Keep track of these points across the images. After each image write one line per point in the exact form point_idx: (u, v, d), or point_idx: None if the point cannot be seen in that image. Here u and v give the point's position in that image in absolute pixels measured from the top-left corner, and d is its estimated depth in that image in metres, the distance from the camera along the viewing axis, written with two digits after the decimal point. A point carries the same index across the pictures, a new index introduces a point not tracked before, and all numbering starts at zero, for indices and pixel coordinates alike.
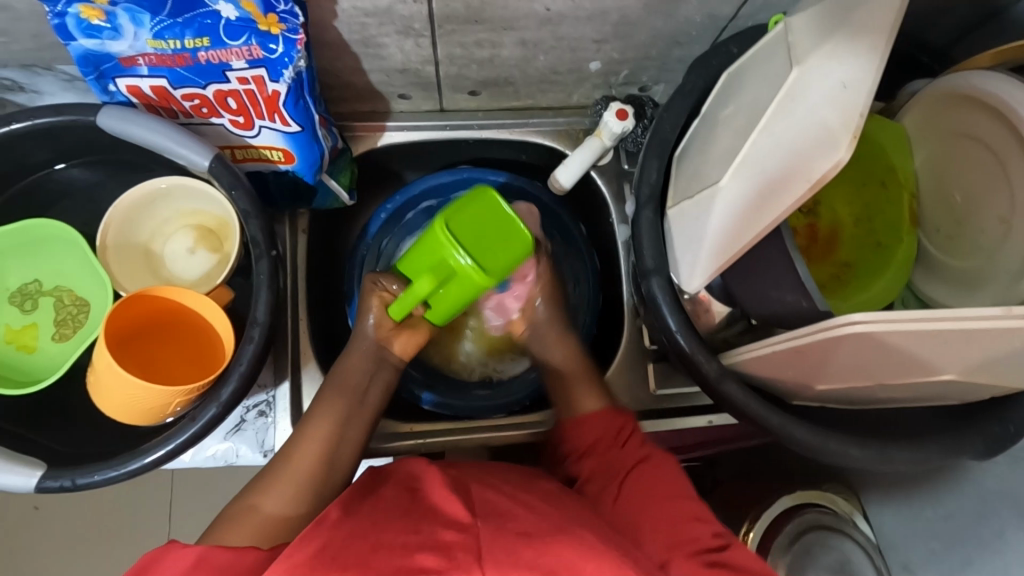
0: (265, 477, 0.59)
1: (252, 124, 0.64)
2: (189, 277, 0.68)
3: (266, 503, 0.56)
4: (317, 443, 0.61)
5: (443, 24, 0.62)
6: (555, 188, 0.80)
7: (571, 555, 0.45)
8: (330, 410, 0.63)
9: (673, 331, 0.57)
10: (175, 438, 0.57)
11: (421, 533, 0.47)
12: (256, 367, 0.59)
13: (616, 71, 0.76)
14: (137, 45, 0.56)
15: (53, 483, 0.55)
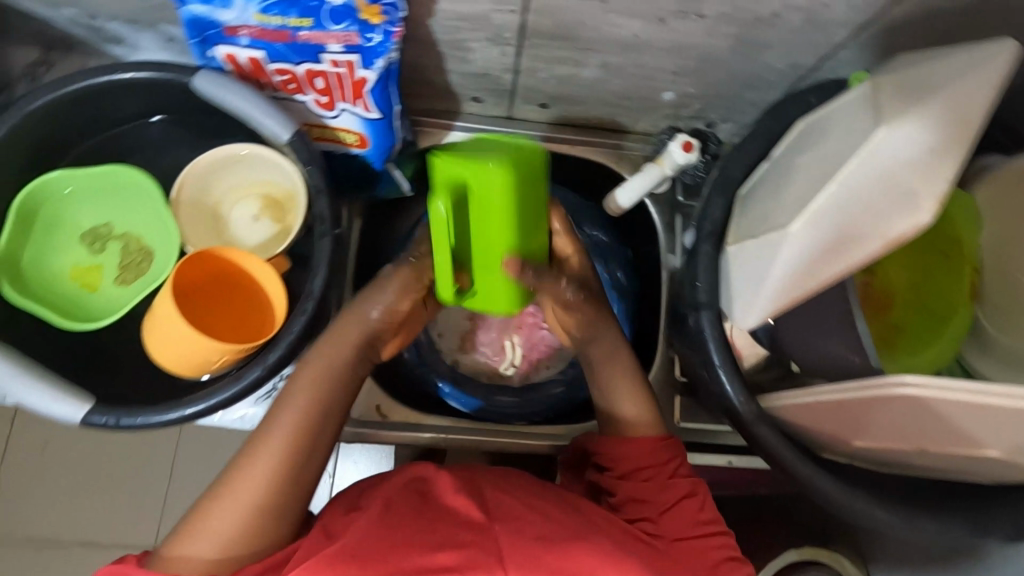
0: (220, 488, 0.50)
1: (334, 106, 0.67)
2: (250, 242, 0.70)
3: (228, 518, 0.48)
4: (289, 440, 0.52)
5: (532, 37, 0.64)
6: (610, 209, 0.82)
7: (588, 561, 0.48)
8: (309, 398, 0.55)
9: (716, 366, 0.57)
10: (217, 395, 0.58)
11: (440, 532, 0.49)
12: (302, 340, 0.61)
13: (687, 105, 0.77)
14: (243, 17, 0.59)
15: (98, 420, 0.57)
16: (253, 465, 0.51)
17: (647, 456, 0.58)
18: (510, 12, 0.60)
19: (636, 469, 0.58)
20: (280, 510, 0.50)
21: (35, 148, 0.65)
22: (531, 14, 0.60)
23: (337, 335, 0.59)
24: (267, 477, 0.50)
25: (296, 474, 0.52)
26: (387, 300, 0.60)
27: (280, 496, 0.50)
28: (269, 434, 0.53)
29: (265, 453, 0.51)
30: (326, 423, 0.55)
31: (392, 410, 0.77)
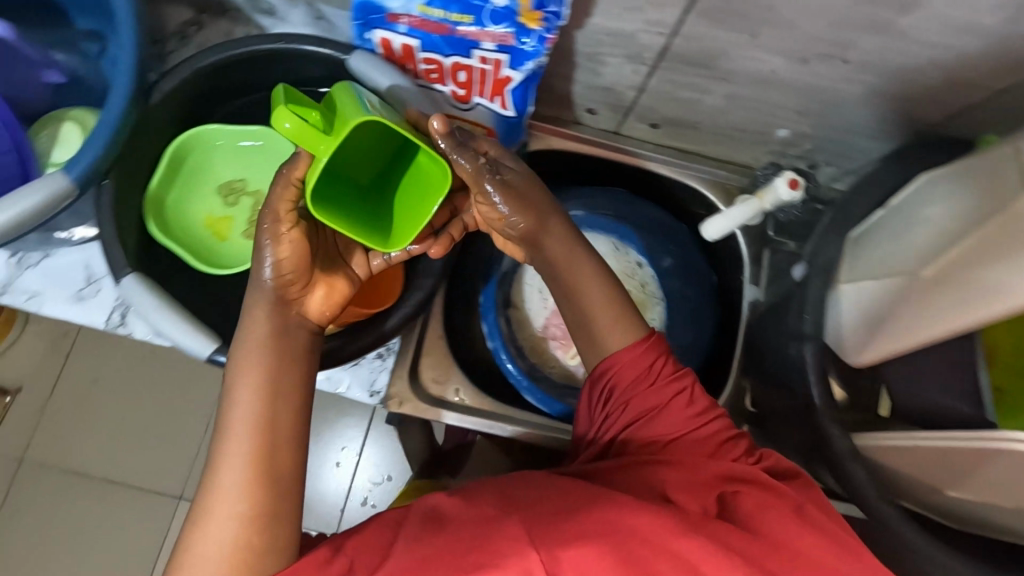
0: (199, 509, 0.52)
1: (469, 99, 0.71)
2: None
3: (228, 526, 0.51)
4: (254, 437, 0.54)
5: (671, 60, 0.67)
6: (706, 232, 0.82)
7: (613, 514, 0.50)
8: (250, 380, 0.56)
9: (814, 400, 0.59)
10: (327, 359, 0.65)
11: (467, 539, 0.50)
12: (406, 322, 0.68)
13: (797, 143, 0.79)
14: (408, 6, 0.63)
15: (224, 359, 0.61)
16: (233, 470, 0.53)
17: (638, 368, 0.61)
18: (659, 35, 0.63)
19: (629, 385, 0.61)
20: (279, 495, 0.54)
21: (192, 103, 0.70)
22: (678, 38, 0.62)
23: (254, 322, 0.58)
24: (243, 485, 0.52)
25: (268, 470, 0.54)
26: (281, 257, 0.57)
27: (266, 501, 0.53)
28: (232, 437, 0.54)
29: (233, 465, 0.53)
30: (280, 405, 0.56)
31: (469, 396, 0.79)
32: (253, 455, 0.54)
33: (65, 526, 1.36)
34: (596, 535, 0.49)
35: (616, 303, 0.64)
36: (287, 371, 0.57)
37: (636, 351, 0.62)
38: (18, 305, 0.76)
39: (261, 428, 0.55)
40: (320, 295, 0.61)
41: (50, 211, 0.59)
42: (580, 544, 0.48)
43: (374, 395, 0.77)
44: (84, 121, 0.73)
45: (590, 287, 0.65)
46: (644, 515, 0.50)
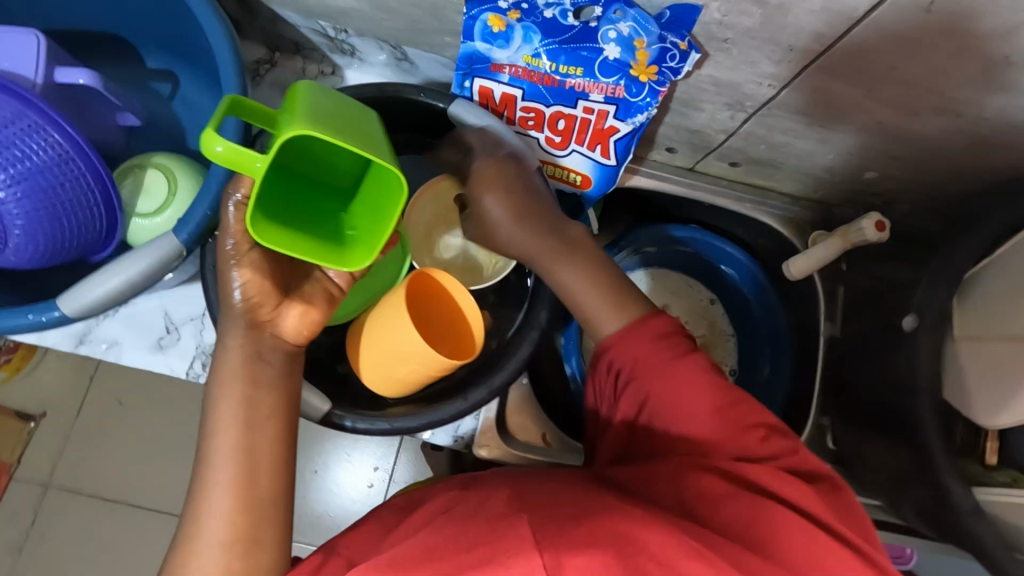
0: (187, 537, 0.50)
1: (566, 146, 0.69)
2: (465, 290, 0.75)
3: (208, 552, 0.50)
4: (237, 453, 0.52)
5: (772, 108, 0.67)
6: (791, 273, 0.84)
7: (621, 524, 0.46)
8: (230, 405, 0.53)
9: (933, 452, 0.61)
10: (425, 417, 0.62)
11: (470, 531, 0.46)
12: (507, 383, 0.64)
13: (881, 185, 0.79)
14: (514, 57, 0.62)
15: (341, 420, 0.62)
16: (217, 488, 0.51)
17: (635, 355, 0.60)
18: (767, 86, 0.62)
19: (629, 373, 0.60)
20: (259, 527, 0.51)
21: None
22: (789, 90, 0.62)
23: (228, 349, 0.55)
24: (225, 509, 0.51)
25: (248, 493, 0.52)
26: (250, 290, 0.55)
27: (251, 531, 0.51)
28: (215, 455, 0.52)
29: (218, 487, 0.51)
30: (263, 420, 0.54)
31: (554, 440, 0.82)
32: (233, 474, 0.51)
33: (101, 557, 1.34)
34: (605, 541, 0.45)
35: (610, 290, 0.63)
36: (264, 394, 0.55)
37: (630, 335, 0.61)
38: (98, 354, 0.75)
39: (242, 448, 0.52)
40: (296, 317, 0.57)
41: (159, 273, 0.57)
42: (584, 550, 0.43)
43: (458, 439, 0.76)
44: (168, 168, 0.71)
45: (569, 273, 0.64)
46: (657, 532, 0.46)
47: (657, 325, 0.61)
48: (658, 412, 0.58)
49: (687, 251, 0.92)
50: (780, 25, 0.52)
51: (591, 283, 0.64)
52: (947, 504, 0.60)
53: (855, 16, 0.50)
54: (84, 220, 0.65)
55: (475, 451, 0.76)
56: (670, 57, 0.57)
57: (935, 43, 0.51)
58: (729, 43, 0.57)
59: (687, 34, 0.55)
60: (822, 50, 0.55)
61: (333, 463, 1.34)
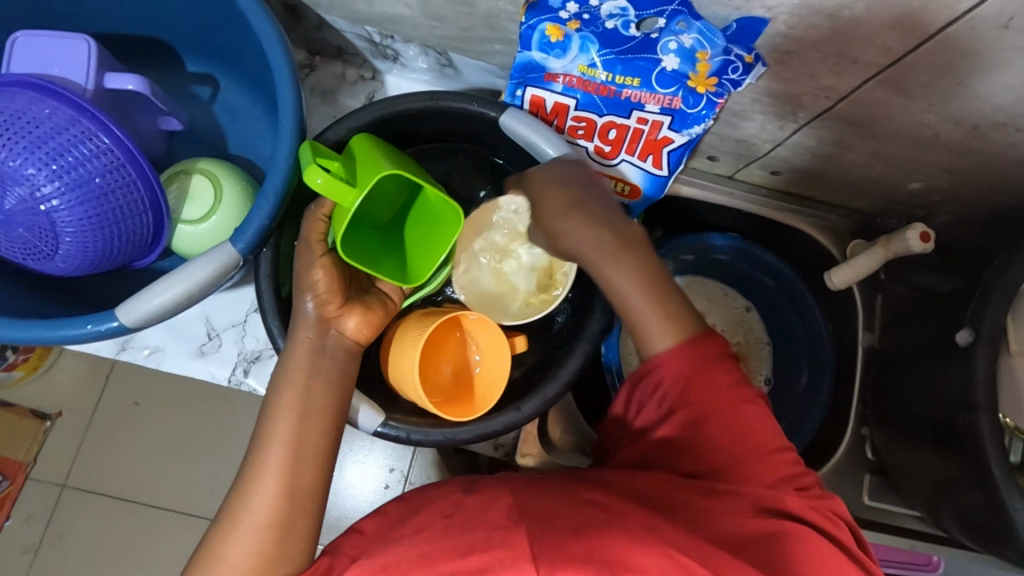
0: (226, 519, 0.49)
1: (615, 156, 0.69)
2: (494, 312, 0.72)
3: (243, 542, 0.48)
4: (287, 446, 0.51)
5: (825, 120, 0.66)
6: (834, 283, 0.84)
7: (615, 543, 0.47)
8: (294, 397, 0.53)
9: (991, 468, 0.61)
10: (478, 428, 0.62)
11: (471, 536, 0.47)
12: (561, 392, 0.64)
13: (925, 196, 0.79)
14: (569, 66, 0.62)
15: (394, 429, 0.62)
16: (262, 480, 0.50)
17: (687, 376, 0.57)
18: (825, 98, 0.62)
19: (674, 393, 0.58)
20: (293, 526, 0.49)
21: None
22: (846, 102, 0.62)
23: (296, 345, 0.56)
24: (266, 500, 0.49)
25: (291, 486, 0.50)
26: (327, 289, 0.57)
27: (289, 526, 0.49)
28: (270, 438, 0.52)
29: (268, 470, 0.50)
30: (315, 415, 0.53)
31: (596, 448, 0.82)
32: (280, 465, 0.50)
33: (123, 559, 1.33)
34: (605, 562, 0.45)
35: (662, 298, 0.59)
36: (320, 386, 0.54)
37: (686, 350, 0.57)
38: (139, 360, 0.75)
39: (292, 440, 0.52)
40: (355, 321, 0.58)
41: (216, 283, 0.57)
42: (579, 567, 0.44)
43: (500, 447, 0.79)
44: (214, 174, 0.71)
45: (632, 282, 0.59)
46: (653, 552, 0.47)
47: (713, 341, 0.58)
48: (699, 432, 0.56)
49: (724, 259, 0.92)
50: (850, 38, 0.52)
51: (659, 296, 0.59)
52: (1003, 521, 0.60)
53: (928, 32, 0.50)
54: (132, 227, 0.64)
55: (518, 459, 0.77)
56: (732, 69, 0.56)
57: (1009, 59, 0.50)
58: (792, 54, 0.56)
59: (753, 47, 0.54)
60: (888, 64, 0.55)
61: (352, 464, 1.34)
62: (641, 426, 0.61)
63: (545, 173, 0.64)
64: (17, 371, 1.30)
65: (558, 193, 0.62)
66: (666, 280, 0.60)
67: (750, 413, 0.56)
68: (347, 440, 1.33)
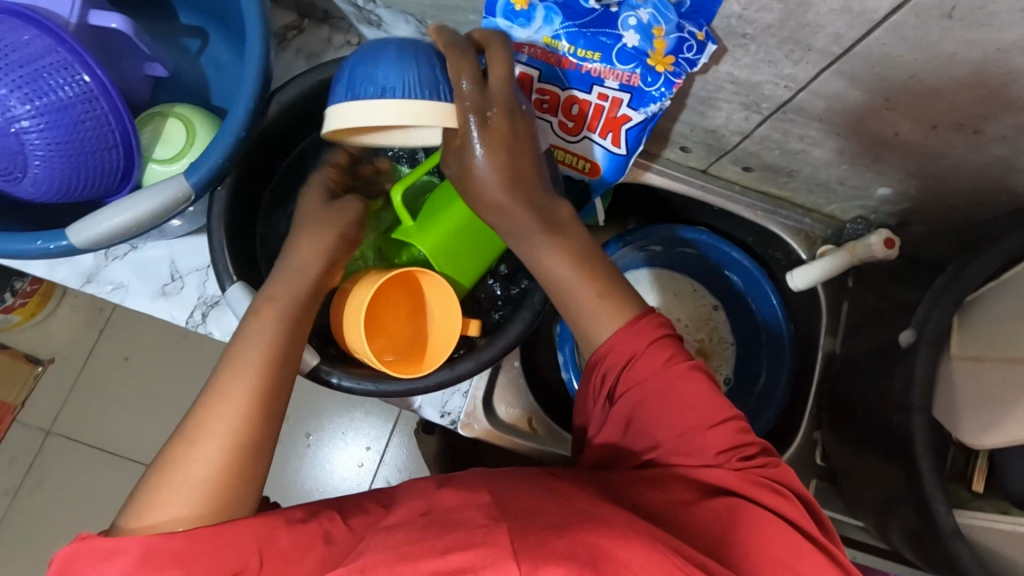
0: (186, 439, 0.49)
1: (578, 131, 0.70)
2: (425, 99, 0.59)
3: (203, 466, 0.48)
4: (257, 378, 0.52)
5: (788, 112, 0.66)
6: (794, 282, 0.83)
7: (597, 538, 0.45)
8: (265, 331, 0.55)
9: (921, 471, 0.60)
10: (428, 379, 0.63)
11: (443, 541, 0.45)
12: (500, 356, 0.64)
13: (895, 202, 0.78)
14: (533, 37, 0.63)
15: (335, 378, 0.63)
16: (223, 407, 0.50)
17: (633, 355, 0.56)
18: (785, 87, 0.62)
19: (628, 373, 0.56)
20: (254, 454, 0.50)
21: (307, 110, 0.70)
22: (806, 93, 0.62)
23: (278, 286, 0.59)
24: (230, 425, 0.50)
25: (255, 415, 0.51)
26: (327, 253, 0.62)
27: (249, 464, 0.50)
28: (239, 364, 0.53)
29: (233, 395, 0.51)
30: (291, 358, 0.55)
31: (540, 426, 0.83)
32: (251, 396, 0.51)
33: (95, 508, 1.35)
34: (588, 556, 0.43)
35: (597, 278, 0.59)
36: (296, 333, 0.57)
37: (629, 334, 0.56)
38: (103, 294, 0.77)
39: (258, 376, 0.52)
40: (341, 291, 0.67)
41: (167, 213, 0.59)
42: (562, 563, 0.41)
43: (445, 415, 0.78)
44: (188, 120, 0.73)
45: (560, 264, 0.58)
46: (638, 548, 0.44)
47: (654, 313, 0.58)
48: (653, 413, 0.55)
49: (694, 253, 0.91)
50: (800, 22, 0.52)
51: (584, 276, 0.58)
52: (931, 529, 0.60)
53: (875, 19, 0.49)
54: (100, 161, 0.67)
55: (461, 427, 0.78)
56: (687, 47, 0.57)
57: (955, 53, 0.50)
58: (749, 38, 0.56)
59: (706, 25, 0.55)
60: (841, 53, 0.54)
61: (323, 434, 1.34)
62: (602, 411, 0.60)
63: (487, 131, 0.55)
64: (14, 315, 1.34)
65: (500, 162, 0.56)
66: (601, 258, 0.60)
67: (701, 392, 0.55)
68: (321, 409, 1.35)
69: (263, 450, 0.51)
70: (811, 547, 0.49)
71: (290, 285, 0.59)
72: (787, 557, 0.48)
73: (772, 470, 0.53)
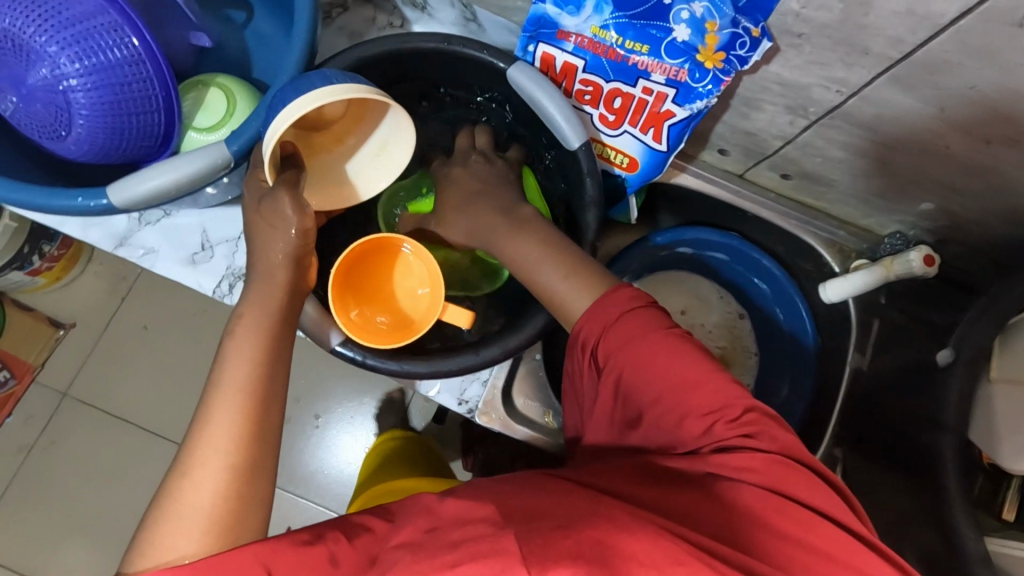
0: (181, 471, 0.50)
1: (618, 126, 0.69)
2: (380, 129, 0.66)
3: (203, 495, 0.49)
4: (238, 401, 0.52)
5: (835, 118, 0.65)
6: (827, 294, 0.82)
7: (602, 535, 0.44)
8: (246, 346, 0.55)
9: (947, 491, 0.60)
10: (454, 363, 0.63)
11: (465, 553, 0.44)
12: (524, 346, 0.64)
13: (936, 219, 0.76)
14: (581, 26, 0.62)
15: (348, 351, 0.63)
16: (213, 433, 0.51)
17: (603, 334, 0.57)
18: (835, 92, 0.61)
19: (606, 351, 0.57)
20: (253, 473, 0.51)
21: None
22: (857, 99, 0.60)
23: (258, 284, 0.58)
24: (226, 451, 0.50)
25: (248, 436, 0.51)
26: (291, 249, 0.57)
27: (247, 485, 0.50)
28: (224, 386, 0.53)
29: (223, 419, 0.51)
30: (273, 375, 0.55)
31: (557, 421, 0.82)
32: (241, 420, 0.52)
33: (108, 474, 1.37)
34: (596, 557, 0.42)
35: (562, 255, 0.61)
36: (279, 346, 0.56)
37: (596, 313, 0.58)
38: (133, 258, 0.78)
39: (247, 394, 0.53)
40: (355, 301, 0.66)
41: (205, 180, 0.59)
42: (570, 563, 0.41)
43: (463, 403, 0.78)
44: (229, 90, 0.73)
45: (529, 248, 0.62)
46: (644, 541, 0.44)
47: (625, 286, 0.59)
48: (645, 396, 0.55)
49: (722, 257, 0.90)
50: (858, 24, 0.51)
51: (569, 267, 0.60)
52: (955, 553, 0.58)
53: (939, 23, 0.48)
54: (141, 124, 0.67)
55: (478, 416, 0.77)
56: (740, 44, 0.56)
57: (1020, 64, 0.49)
58: (804, 38, 0.55)
59: (761, 21, 0.54)
60: (900, 57, 0.53)
61: (333, 416, 1.35)
62: (595, 395, 0.61)
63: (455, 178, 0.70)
64: (39, 278, 1.35)
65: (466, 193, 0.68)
66: (594, 270, 0.61)
67: (680, 363, 0.55)
68: (332, 391, 1.35)
69: (264, 469, 0.52)
70: (815, 518, 0.48)
71: (265, 298, 0.57)
72: (796, 531, 0.48)
73: (762, 432, 0.53)
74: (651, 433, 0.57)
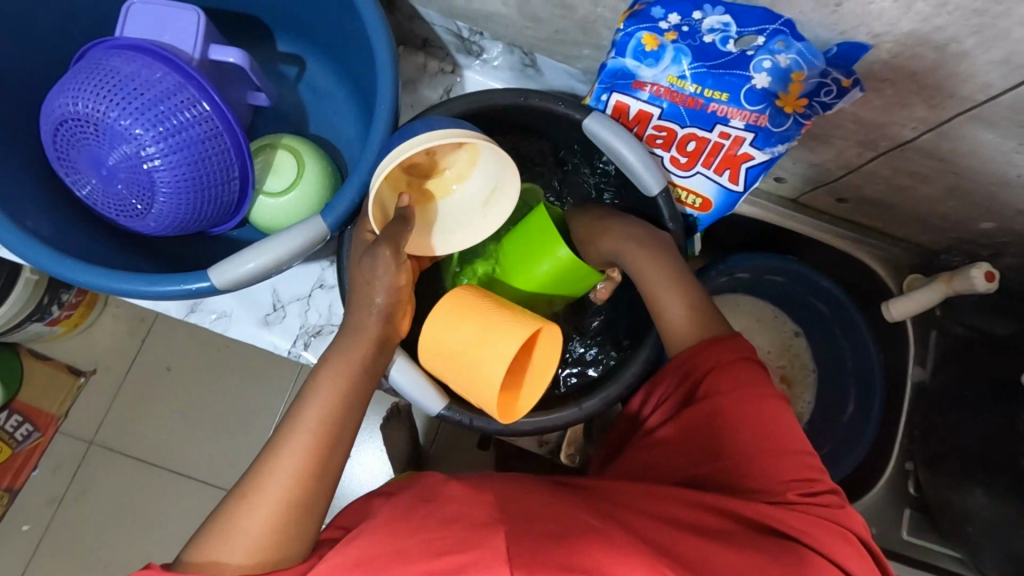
0: (242, 490, 0.49)
1: (691, 167, 0.70)
2: (491, 176, 0.67)
3: (255, 520, 0.48)
4: (312, 437, 0.51)
5: (905, 151, 0.67)
6: (890, 312, 0.84)
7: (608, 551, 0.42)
8: (326, 392, 0.53)
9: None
10: (561, 417, 0.64)
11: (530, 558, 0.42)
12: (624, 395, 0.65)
13: (994, 236, 0.78)
14: (659, 76, 0.64)
15: (454, 415, 0.64)
16: (278, 466, 0.50)
17: (713, 366, 0.57)
18: (912, 129, 0.62)
19: (710, 381, 0.56)
20: (307, 511, 0.49)
21: None
22: (933, 135, 0.62)
23: (353, 343, 0.57)
24: (286, 486, 0.49)
25: (309, 476, 0.50)
26: (386, 305, 0.57)
27: (298, 522, 0.49)
28: (299, 422, 0.52)
29: (293, 453, 0.50)
30: (348, 421, 0.53)
31: None
32: (309, 460, 0.50)
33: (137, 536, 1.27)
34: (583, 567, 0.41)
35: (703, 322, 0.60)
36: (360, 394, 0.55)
37: (712, 345, 0.58)
38: (206, 323, 0.77)
39: (321, 436, 0.51)
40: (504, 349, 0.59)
41: (301, 256, 0.59)
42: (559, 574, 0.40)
43: (544, 444, 0.79)
44: (298, 151, 0.73)
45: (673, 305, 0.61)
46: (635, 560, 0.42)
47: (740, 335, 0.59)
48: (729, 430, 0.54)
49: (780, 281, 0.91)
50: (948, 72, 0.53)
51: (691, 314, 0.61)
52: None
53: None
54: (218, 194, 0.66)
55: (563, 456, 0.78)
56: (826, 92, 0.57)
57: None
58: (888, 83, 0.57)
59: (853, 72, 0.55)
60: (984, 101, 0.55)
61: None
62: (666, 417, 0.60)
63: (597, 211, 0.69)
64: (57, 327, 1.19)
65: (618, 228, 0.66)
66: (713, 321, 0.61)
67: (771, 415, 0.54)
68: None
69: (316, 510, 0.50)
70: None
71: (349, 351, 0.56)
72: None
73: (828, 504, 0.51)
74: (715, 463, 0.54)
